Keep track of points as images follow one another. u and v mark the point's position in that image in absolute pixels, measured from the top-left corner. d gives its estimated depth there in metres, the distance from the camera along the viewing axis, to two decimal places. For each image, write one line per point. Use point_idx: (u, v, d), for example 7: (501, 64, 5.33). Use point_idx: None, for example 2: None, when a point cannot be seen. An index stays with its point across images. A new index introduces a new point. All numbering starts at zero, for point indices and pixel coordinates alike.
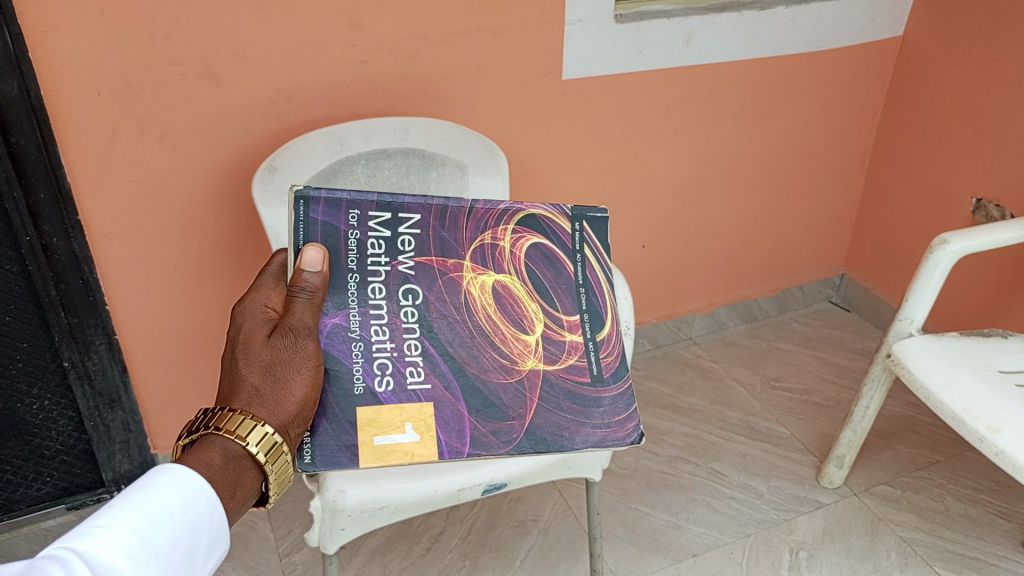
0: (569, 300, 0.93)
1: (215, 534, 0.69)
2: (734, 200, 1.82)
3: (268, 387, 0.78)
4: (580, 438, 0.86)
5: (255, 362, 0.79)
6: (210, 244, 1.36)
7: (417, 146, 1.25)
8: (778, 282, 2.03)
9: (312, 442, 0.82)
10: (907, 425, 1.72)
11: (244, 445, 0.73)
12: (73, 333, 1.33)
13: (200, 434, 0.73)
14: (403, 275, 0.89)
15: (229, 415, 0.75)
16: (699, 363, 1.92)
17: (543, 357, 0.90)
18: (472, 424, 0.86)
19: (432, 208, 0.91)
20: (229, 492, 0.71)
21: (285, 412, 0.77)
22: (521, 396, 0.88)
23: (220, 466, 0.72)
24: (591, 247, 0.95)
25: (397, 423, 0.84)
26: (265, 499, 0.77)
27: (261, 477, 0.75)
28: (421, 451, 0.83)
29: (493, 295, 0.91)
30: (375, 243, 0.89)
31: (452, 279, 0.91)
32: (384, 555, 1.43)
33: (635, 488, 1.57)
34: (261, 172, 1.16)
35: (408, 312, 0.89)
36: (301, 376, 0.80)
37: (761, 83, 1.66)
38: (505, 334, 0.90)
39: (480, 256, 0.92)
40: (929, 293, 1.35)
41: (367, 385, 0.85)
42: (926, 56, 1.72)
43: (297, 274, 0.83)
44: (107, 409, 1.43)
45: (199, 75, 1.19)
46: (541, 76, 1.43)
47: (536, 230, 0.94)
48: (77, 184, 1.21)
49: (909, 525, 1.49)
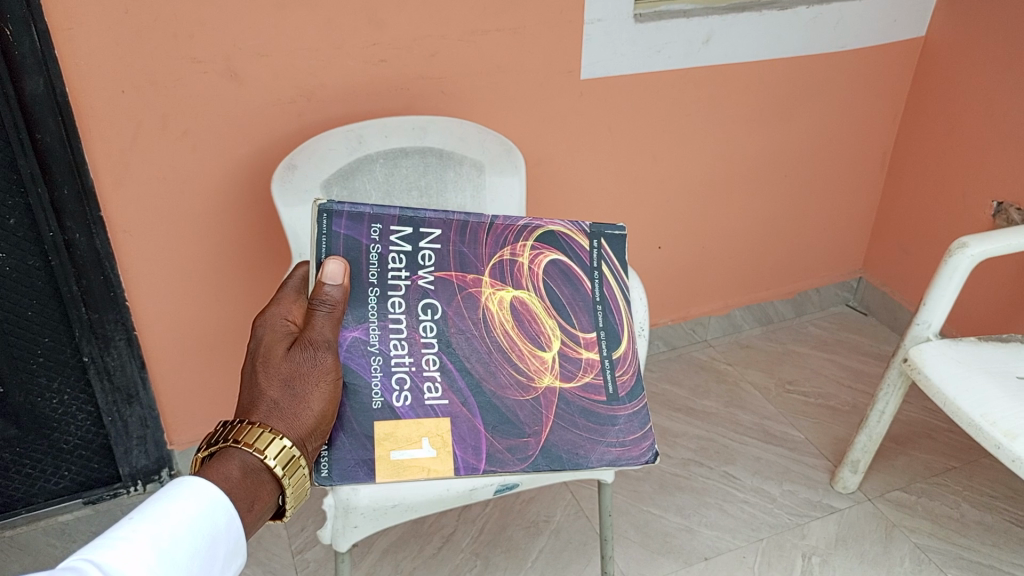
0: (586, 317, 0.93)
1: (234, 547, 0.70)
2: (751, 202, 1.82)
3: (286, 401, 0.78)
4: (597, 458, 0.86)
5: (274, 376, 0.80)
6: (229, 242, 1.37)
7: (435, 145, 1.25)
8: (794, 285, 2.02)
9: (329, 455, 0.82)
10: (923, 430, 1.71)
11: (262, 458, 0.74)
12: (93, 328, 1.34)
13: (219, 446, 0.74)
14: (422, 289, 0.90)
15: (247, 429, 0.75)
16: (714, 366, 1.91)
17: (560, 374, 0.90)
18: (488, 441, 0.86)
19: (452, 224, 0.92)
20: (247, 504, 0.72)
21: (303, 426, 0.78)
22: (538, 413, 0.87)
23: (238, 480, 0.72)
24: (608, 264, 0.95)
25: (414, 438, 0.84)
26: (282, 513, 0.77)
27: (278, 490, 0.75)
28: (437, 467, 0.83)
29: (511, 311, 0.91)
30: (395, 257, 0.90)
31: (471, 295, 0.91)
32: (396, 554, 1.44)
33: (648, 490, 1.57)
34: (281, 171, 1.17)
35: (426, 327, 0.89)
36: (320, 391, 0.80)
37: (780, 85, 1.65)
38: (523, 350, 0.90)
39: (499, 272, 0.92)
40: (948, 297, 1.34)
41: (385, 400, 0.85)
42: (948, 59, 1.70)
43: (317, 288, 0.84)
44: (125, 404, 1.45)
45: (221, 73, 1.20)
46: (559, 76, 1.43)
47: (554, 247, 0.94)
48: (100, 181, 1.22)
49: (923, 531, 1.48)
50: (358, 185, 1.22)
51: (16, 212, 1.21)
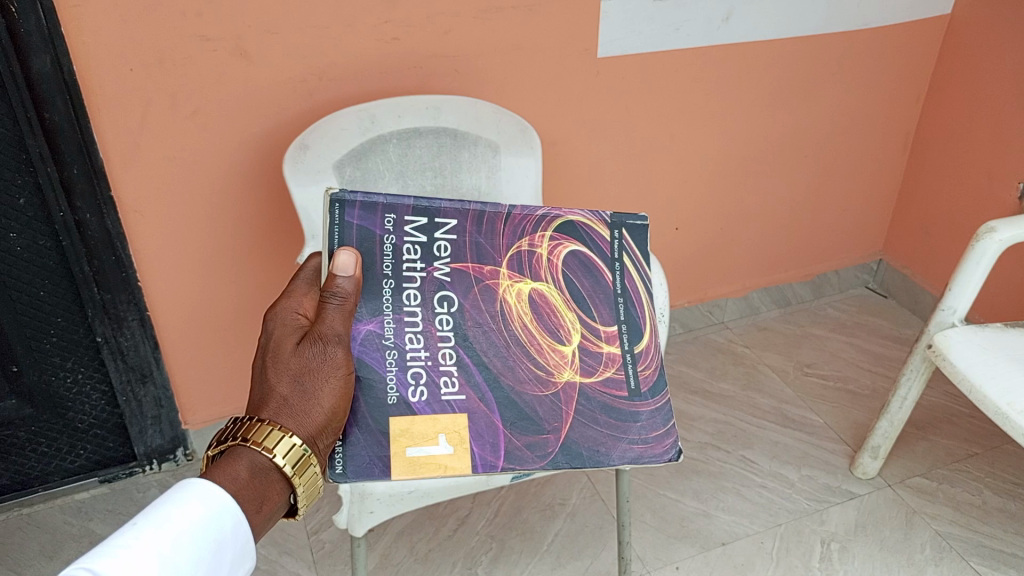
0: (607, 310, 0.91)
1: (240, 552, 0.70)
2: (771, 183, 1.78)
3: (296, 398, 0.77)
4: (619, 453, 0.84)
5: (283, 371, 0.78)
6: (241, 222, 1.36)
7: (449, 125, 1.23)
8: (814, 267, 1.99)
9: (343, 451, 0.80)
10: (945, 415, 1.68)
11: (271, 457, 0.73)
12: (106, 308, 1.34)
13: (228, 445, 0.73)
14: (438, 281, 0.88)
15: (257, 426, 0.74)
16: (731, 348, 1.88)
17: (580, 368, 0.88)
18: (506, 437, 0.84)
19: (468, 214, 0.91)
20: (258, 504, 0.72)
21: (313, 424, 0.76)
22: (557, 409, 0.85)
23: (246, 481, 0.72)
24: (631, 256, 0.93)
25: (430, 434, 0.82)
26: (294, 511, 0.77)
27: (289, 490, 0.74)
28: (454, 464, 0.81)
29: (529, 303, 0.90)
30: (410, 249, 0.88)
31: (488, 287, 0.89)
32: (411, 536, 1.43)
33: (664, 474, 1.56)
34: (293, 151, 1.15)
35: (443, 320, 0.87)
36: (330, 391, 0.78)
37: (802, 63, 1.61)
38: (542, 345, 0.88)
39: (517, 263, 0.91)
40: (974, 281, 1.31)
41: (400, 395, 0.83)
42: (975, 36, 1.65)
43: (329, 280, 0.82)
44: (139, 384, 1.44)
45: (230, 52, 1.17)
46: (576, 54, 1.40)
47: (573, 237, 0.93)
48: (111, 161, 1.21)
49: (945, 519, 1.46)
50: (372, 165, 1.20)
51: (26, 192, 1.20)
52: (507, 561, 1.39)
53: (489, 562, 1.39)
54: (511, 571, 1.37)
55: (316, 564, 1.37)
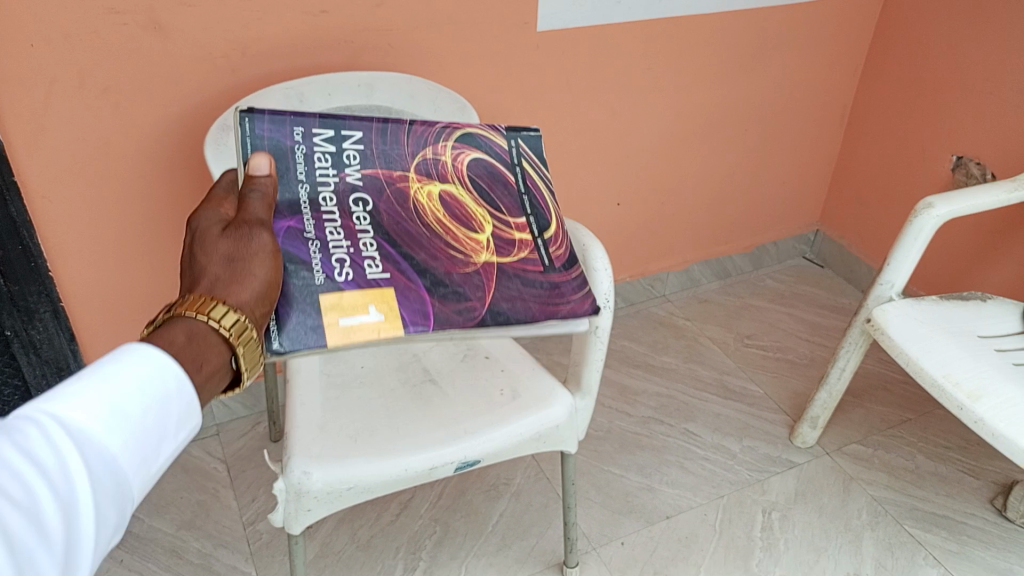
0: (513, 203, 0.90)
1: (179, 421, 0.55)
2: (712, 156, 1.78)
3: (231, 278, 0.68)
4: (543, 315, 0.83)
5: (213, 253, 0.70)
6: (165, 204, 1.29)
7: (383, 103, 1.18)
8: (752, 239, 2.01)
9: (278, 328, 0.73)
10: (879, 382, 1.73)
11: (210, 323, 0.62)
12: (14, 301, 1.26)
13: (162, 318, 0.62)
14: (351, 185, 0.85)
15: (203, 300, 0.63)
16: (673, 321, 1.89)
17: (497, 250, 0.86)
18: (437, 309, 0.79)
19: (372, 126, 0.88)
20: (194, 368, 0.60)
21: (253, 295, 0.68)
22: (481, 284, 0.83)
23: (183, 345, 0.60)
24: (529, 160, 0.92)
25: (359, 304, 0.77)
26: (237, 385, 0.66)
27: (230, 354, 0.64)
28: (388, 329, 0.76)
29: (441, 204, 0.87)
30: (320, 157, 0.84)
31: (399, 188, 0.86)
32: (352, 522, 1.40)
33: (609, 449, 1.56)
34: (214, 132, 1.09)
35: (359, 216, 0.83)
36: (257, 264, 0.70)
37: (742, 35, 1.60)
38: (457, 235, 0.86)
39: (424, 168, 0.88)
40: (910, 256, 1.33)
41: (326, 275, 0.78)
42: (913, 11, 1.67)
43: (247, 179, 0.78)
44: (56, 378, 1.37)
45: (145, 25, 1.10)
46: (514, 27, 1.36)
47: (473, 146, 0.91)
48: (12, 142, 1.12)
49: (880, 484, 1.50)
50: None
51: None
52: (452, 544, 1.37)
53: (433, 546, 1.37)
54: (455, 554, 1.36)
55: (253, 556, 1.33)
